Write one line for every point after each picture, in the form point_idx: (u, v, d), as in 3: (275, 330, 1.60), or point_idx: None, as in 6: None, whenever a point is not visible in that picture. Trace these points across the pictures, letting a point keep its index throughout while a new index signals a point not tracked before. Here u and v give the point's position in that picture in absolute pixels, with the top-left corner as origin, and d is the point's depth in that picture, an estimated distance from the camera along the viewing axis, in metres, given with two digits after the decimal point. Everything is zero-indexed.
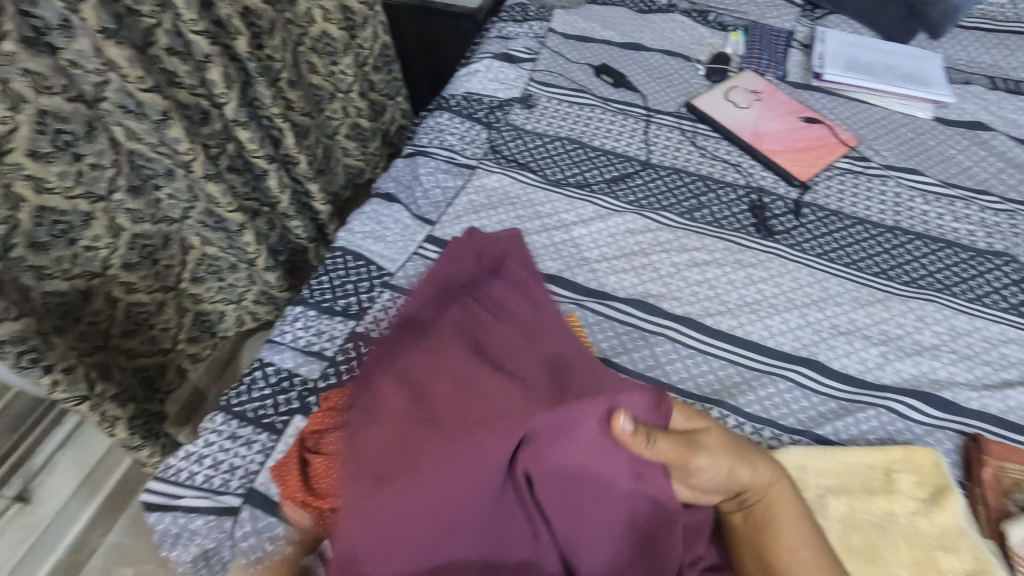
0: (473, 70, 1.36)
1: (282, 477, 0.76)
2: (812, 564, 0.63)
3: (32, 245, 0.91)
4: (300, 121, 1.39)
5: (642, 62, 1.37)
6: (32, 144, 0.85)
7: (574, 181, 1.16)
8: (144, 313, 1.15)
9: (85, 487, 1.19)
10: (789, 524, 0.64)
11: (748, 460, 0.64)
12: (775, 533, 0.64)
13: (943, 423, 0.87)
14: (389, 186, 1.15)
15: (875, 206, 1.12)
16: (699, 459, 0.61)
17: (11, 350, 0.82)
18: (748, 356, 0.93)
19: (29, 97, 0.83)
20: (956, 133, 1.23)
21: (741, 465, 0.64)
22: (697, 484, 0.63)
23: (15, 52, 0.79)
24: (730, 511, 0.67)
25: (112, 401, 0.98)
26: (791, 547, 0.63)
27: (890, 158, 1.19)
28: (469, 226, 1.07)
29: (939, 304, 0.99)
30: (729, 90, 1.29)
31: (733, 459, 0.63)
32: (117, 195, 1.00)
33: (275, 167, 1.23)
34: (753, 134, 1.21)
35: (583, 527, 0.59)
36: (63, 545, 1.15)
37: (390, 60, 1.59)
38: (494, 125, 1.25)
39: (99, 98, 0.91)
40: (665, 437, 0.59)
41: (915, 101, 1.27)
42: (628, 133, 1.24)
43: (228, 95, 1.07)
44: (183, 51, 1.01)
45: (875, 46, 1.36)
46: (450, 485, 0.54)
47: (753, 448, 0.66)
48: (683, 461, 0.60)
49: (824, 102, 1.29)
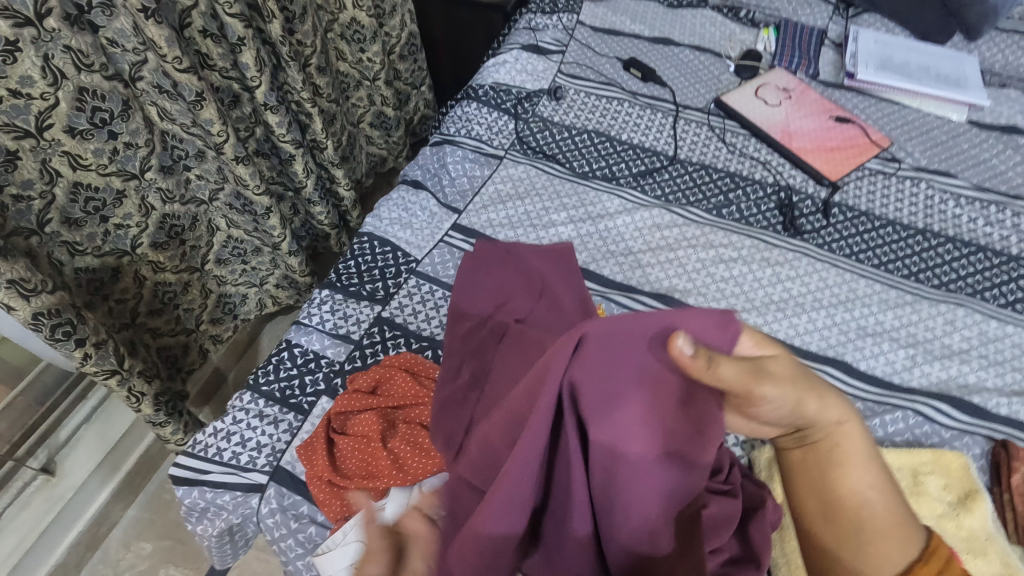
0: (501, 60, 1.36)
1: (308, 456, 0.77)
2: (883, 511, 0.52)
3: (66, 222, 0.92)
4: (327, 107, 1.39)
5: (671, 57, 1.37)
6: (70, 121, 0.86)
7: (600, 174, 1.16)
8: (170, 293, 1.17)
9: (109, 461, 1.20)
10: (857, 465, 0.54)
11: (817, 391, 0.54)
12: (840, 476, 0.54)
13: (972, 428, 0.86)
14: (415, 174, 1.16)
15: (906, 208, 1.11)
16: (764, 389, 0.51)
17: (47, 322, 0.83)
18: None
19: (69, 73, 0.83)
20: (991, 136, 1.22)
21: (810, 396, 0.54)
22: (758, 416, 0.54)
23: (59, 28, 0.80)
24: (787, 448, 0.57)
25: (139, 377, 0.99)
26: (858, 491, 0.53)
27: (922, 161, 1.18)
28: (495, 215, 1.07)
29: (969, 309, 0.98)
30: (759, 87, 1.28)
31: (801, 390, 0.54)
32: (149, 174, 1.00)
33: (302, 152, 1.24)
34: (784, 132, 1.19)
35: (625, 480, 0.51)
36: (86, 517, 1.17)
37: (416, 49, 1.59)
38: (522, 116, 1.25)
39: (136, 77, 0.92)
40: (727, 361, 0.49)
41: (950, 103, 1.25)
42: (656, 128, 1.23)
43: (260, 78, 1.09)
44: (217, 33, 1.02)
45: (910, 47, 1.34)
46: (489, 439, 0.53)
47: (821, 378, 0.56)
48: (745, 389, 0.51)
49: (855, 102, 1.27)
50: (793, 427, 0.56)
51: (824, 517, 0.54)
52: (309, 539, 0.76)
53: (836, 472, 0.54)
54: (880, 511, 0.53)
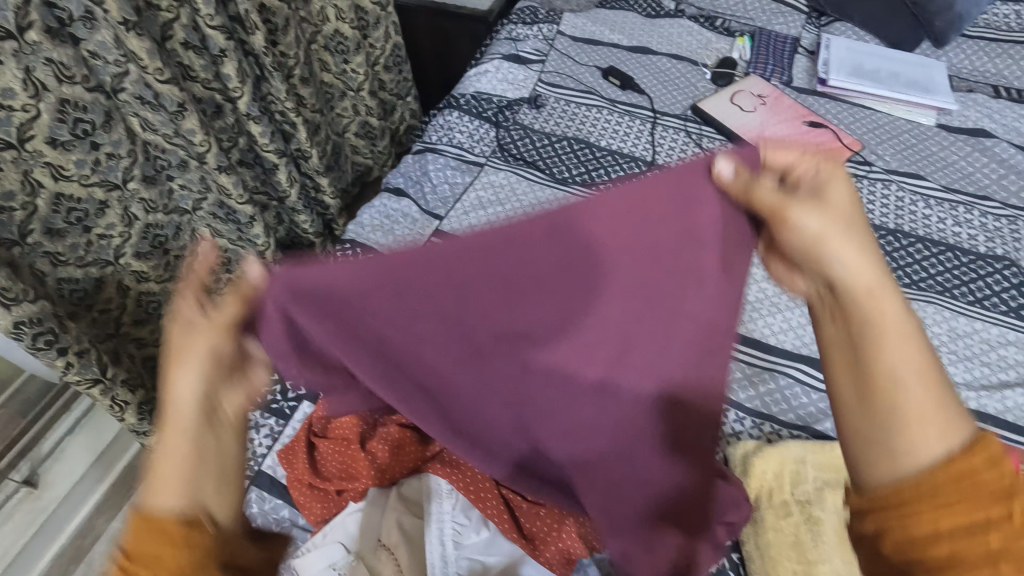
0: (482, 70, 1.38)
1: (288, 461, 0.77)
2: (926, 400, 0.42)
3: (48, 232, 0.93)
4: (311, 118, 1.41)
5: (649, 65, 1.39)
6: (52, 132, 0.87)
7: (580, 179, 1.18)
8: (155, 303, 1.17)
9: (103, 462, 1.20)
10: (898, 339, 0.45)
11: (864, 246, 0.49)
12: (876, 350, 0.45)
13: None
14: (398, 181, 1.17)
15: (877, 210, 1.13)
16: (796, 212, 0.50)
17: (28, 331, 0.83)
18: (748, 353, 0.94)
19: (51, 85, 0.84)
20: (959, 139, 1.25)
21: (854, 246, 0.49)
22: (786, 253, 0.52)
23: (40, 41, 0.81)
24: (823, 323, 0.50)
25: (123, 386, 1.00)
26: (896, 369, 0.43)
27: (893, 163, 1.21)
28: (477, 221, 1.09)
29: (939, 306, 1.00)
30: (734, 94, 1.31)
31: (845, 232, 0.49)
32: (131, 185, 1.02)
33: (285, 162, 1.25)
34: (758, 137, 1.22)
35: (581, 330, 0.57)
36: (71, 528, 1.15)
37: (400, 60, 1.61)
38: (503, 124, 1.27)
39: (118, 88, 0.93)
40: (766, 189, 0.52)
41: (919, 107, 1.28)
42: (634, 135, 1.25)
43: (242, 89, 1.10)
44: (199, 45, 1.04)
45: (880, 53, 1.38)
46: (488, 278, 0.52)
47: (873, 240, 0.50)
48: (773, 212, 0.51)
49: (828, 107, 1.31)
50: (827, 281, 0.50)
51: (850, 403, 0.45)
52: (290, 542, 0.76)
53: (873, 337, 0.45)
54: (919, 415, 0.41)
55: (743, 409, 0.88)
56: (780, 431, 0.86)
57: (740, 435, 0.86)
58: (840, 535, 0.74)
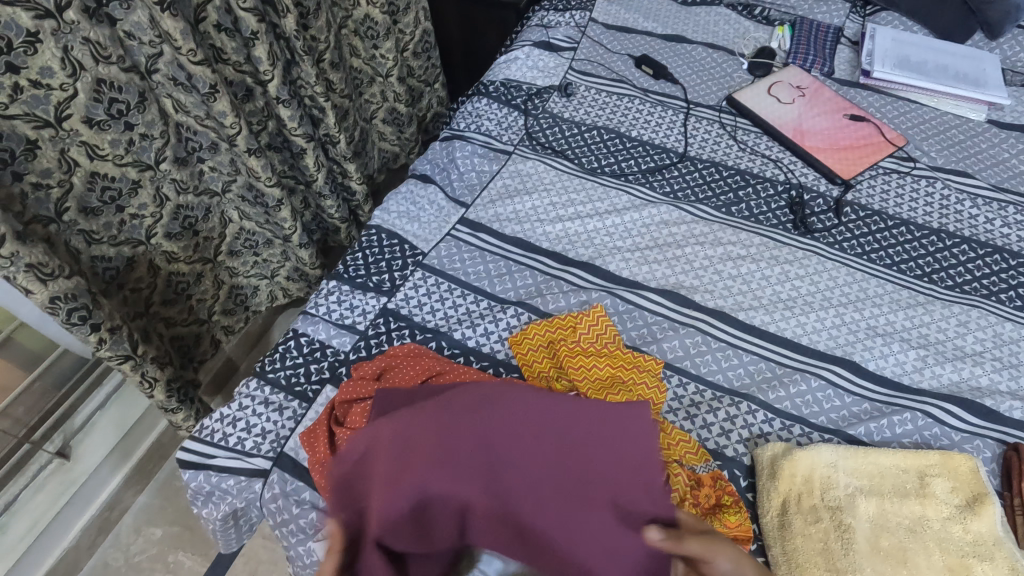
0: (512, 57, 1.34)
1: (311, 444, 0.79)
2: (931, 467, 0.77)
3: (83, 211, 0.94)
4: (340, 102, 1.34)
5: (684, 54, 1.36)
6: (88, 111, 0.87)
7: (609, 170, 1.15)
8: (183, 283, 1.18)
9: (132, 436, 1.23)
10: (904, 473, 0.77)
11: (905, 457, 0.77)
12: (900, 475, 0.76)
13: (983, 431, 0.84)
14: (425, 168, 1.16)
15: (921, 208, 1.08)
16: (875, 458, 0.77)
17: (63, 306, 0.84)
18: (777, 352, 0.91)
19: (87, 65, 0.84)
20: (1010, 136, 1.19)
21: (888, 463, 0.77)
22: (868, 475, 0.76)
23: (78, 20, 0.81)
24: (904, 486, 0.76)
25: (152, 362, 1.00)
26: (899, 472, 0.77)
27: (938, 160, 1.15)
28: (504, 211, 1.07)
29: (983, 311, 0.95)
30: (772, 84, 1.26)
31: (908, 454, 0.77)
32: (163, 165, 1.02)
33: (313, 146, 1.22)
34: (796, 130, 1.18)
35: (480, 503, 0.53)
36: (98, 502, 1.18)
37: (430, 46, 1.53)
38: (532, 112, 1.24)
39: (151, 69, 0.93)
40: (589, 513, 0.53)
41: (969, 102, 1.23)
42: (666, 125, 1.22)
43: (272, 73, 1.07)
44: (231, 28, 1.01)
45: (929, 45, 1.31)
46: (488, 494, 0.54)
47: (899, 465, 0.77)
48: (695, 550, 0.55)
49: (871, 101, 1.26)
50: (890, 465, 0.77)
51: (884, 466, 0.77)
52: (309, 524, 0.78)
53: (891, 461, 0.77)
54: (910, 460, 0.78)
55: (772, 410, 0.85)
56: (810, 435, 0.84)
57: (768, 437, 0.83)
58: (871, 544, 0.71)
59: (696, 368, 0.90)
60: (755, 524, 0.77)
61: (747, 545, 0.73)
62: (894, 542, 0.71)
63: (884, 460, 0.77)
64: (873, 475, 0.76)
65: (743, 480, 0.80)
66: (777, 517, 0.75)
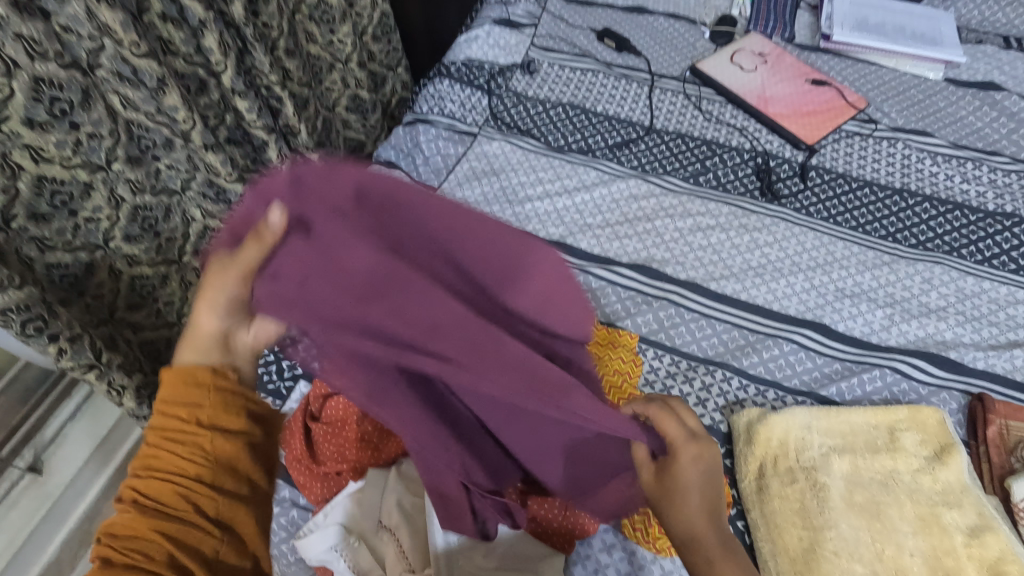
0: (473, 36, 1.31)
1: (287, 442, 0.80)
2: (902, 419, 0.79)
3: (33, 217, 0.90)
4: (299, 91, 1.31)
5: (646, 25, 1.34)
6: (29, 112, 0.83)
7: (576, 147, 1.14)
8: (148, 286, 1.14)
9: (103, 449, 1.19)
10: (874, 427, 0.78)
11: (874, 411, 0.79)
12: (870, 430, 0.78)
13: (949, 384, 0.86)
14: (389, 154, 1.13)
15: (883, 168, 1.10)
16: (845, 416, 0.79)
17: (16, 318, 0.80)
18: (749, 319, 0.92)
19: (23, 63, 0.80)
20: (967, 94, 1.20)
21: (859, 420, 0.79)
22: (840, 433, 0.78)
23: (8, 15, 0.76)
24: (876, 442, 0.77)
25: (118, 370, 0.97)
26: (870, 428, 0.78)
27: (899, 120, 1.16)
28: (471, 194, 1.06)
29: (946, 267, 0.97)
30: (734, 53, 1.26)
31: (878, 409, 0.79)
32: (115, 165, 0.98)
33: (274, 138, 1.19)
34: (760, 98, 1.18)
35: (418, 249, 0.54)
36: (77, 514, 1.15)
37: (389, 28, 1.50)
38: (495, 91, 1.22)
39: (94, 65, 0.88)
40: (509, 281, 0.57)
41: (927, 61, 1.24)
42: (631, 99, 1.21)
43: (225, 63, 1.03)
44: (178, 17, 0.97)
45: (886, 6, 1.32)
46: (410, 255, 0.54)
47: (869, 422, 0.79)
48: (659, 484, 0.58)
49: (832, 65, 1.26)
50: (860, 422, 0.79)
51: (856, 423, 0.79)
52: (291, 522, 0.79)
53: (861, 417, 0.79)
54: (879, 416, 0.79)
55: (747, 376, 0.87)
56: (784, 398, 0.85)
57: (744, 403, 0.85)
58: (845, 501, 0.73)
59: (670, 340, 0.90)
60: (733, 489, 0.78)
61: (728, 510, 0.74)
62: (867, 498, 0.74)
63: (851, 417, 0.79)
64: (846, 434, 0.78)
65: (721, 448, 0.81)
66: (755, 481, 0.76)
